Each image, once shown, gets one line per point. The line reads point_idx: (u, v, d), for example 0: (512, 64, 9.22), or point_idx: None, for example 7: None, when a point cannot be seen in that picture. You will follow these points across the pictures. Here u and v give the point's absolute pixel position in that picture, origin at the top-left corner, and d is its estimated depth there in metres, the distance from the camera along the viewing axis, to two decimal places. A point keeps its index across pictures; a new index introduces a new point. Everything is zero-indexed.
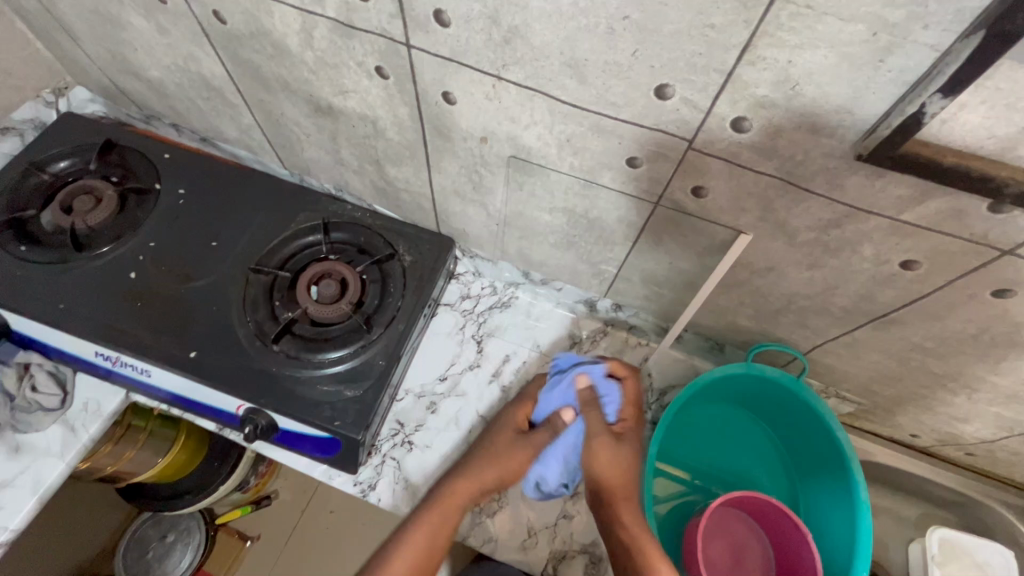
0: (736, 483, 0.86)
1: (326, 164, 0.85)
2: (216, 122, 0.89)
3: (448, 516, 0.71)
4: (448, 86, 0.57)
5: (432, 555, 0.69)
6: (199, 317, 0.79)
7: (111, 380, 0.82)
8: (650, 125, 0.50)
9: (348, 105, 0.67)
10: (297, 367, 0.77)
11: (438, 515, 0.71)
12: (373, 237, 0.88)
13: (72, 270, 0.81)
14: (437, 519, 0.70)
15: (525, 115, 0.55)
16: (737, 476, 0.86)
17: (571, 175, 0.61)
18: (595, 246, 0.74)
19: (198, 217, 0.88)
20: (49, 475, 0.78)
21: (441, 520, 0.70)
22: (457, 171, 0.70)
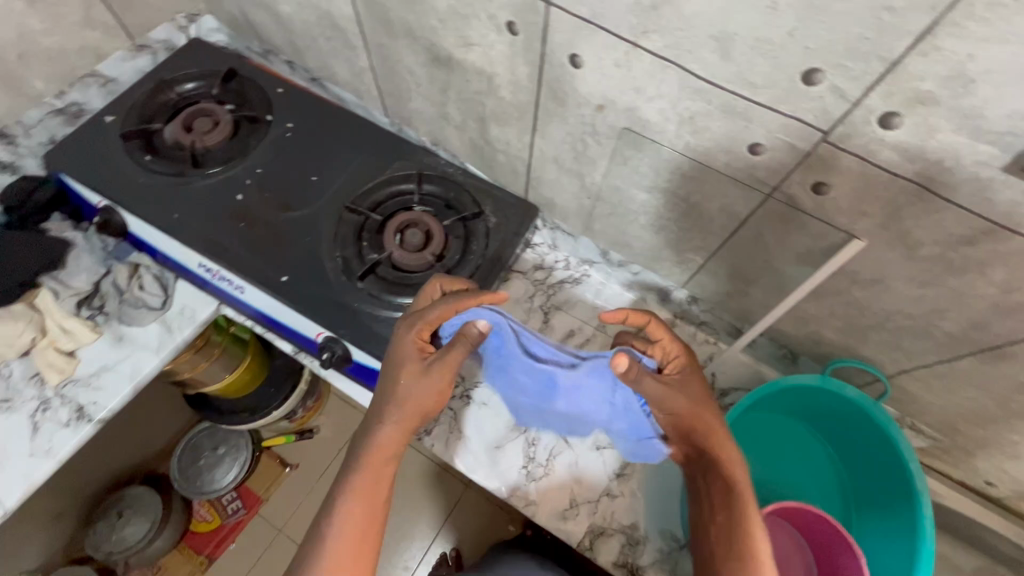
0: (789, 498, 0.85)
1: (429, 116, 0.87)
2: (331, 63, 0.92)
3: (375, 494, 0.61)
4: (577, 49, 0.57)
5: (367, 543, 0.59)
6: (293, 245, 0.84)
7: (207, 291, 0.89)
8: (787, 111, 0.48)
9: (468, 58, 0.68)
10: (376, 306, 0.80)
11: (372, 491, 0.61)
12: (462, 194, 0.89)
13: (187, 185, 0.87)
14: (364, 500, 0.60)
15: (652, 87, 0.55)
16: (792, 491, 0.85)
17: (684, 155, 0.60)
18: (687, 233, 0.72)
19: (302, 151, 0.92)
20: (146, 366, 0.86)
21: (365, 497, 0.60)
22: (561, 137, 0.71)
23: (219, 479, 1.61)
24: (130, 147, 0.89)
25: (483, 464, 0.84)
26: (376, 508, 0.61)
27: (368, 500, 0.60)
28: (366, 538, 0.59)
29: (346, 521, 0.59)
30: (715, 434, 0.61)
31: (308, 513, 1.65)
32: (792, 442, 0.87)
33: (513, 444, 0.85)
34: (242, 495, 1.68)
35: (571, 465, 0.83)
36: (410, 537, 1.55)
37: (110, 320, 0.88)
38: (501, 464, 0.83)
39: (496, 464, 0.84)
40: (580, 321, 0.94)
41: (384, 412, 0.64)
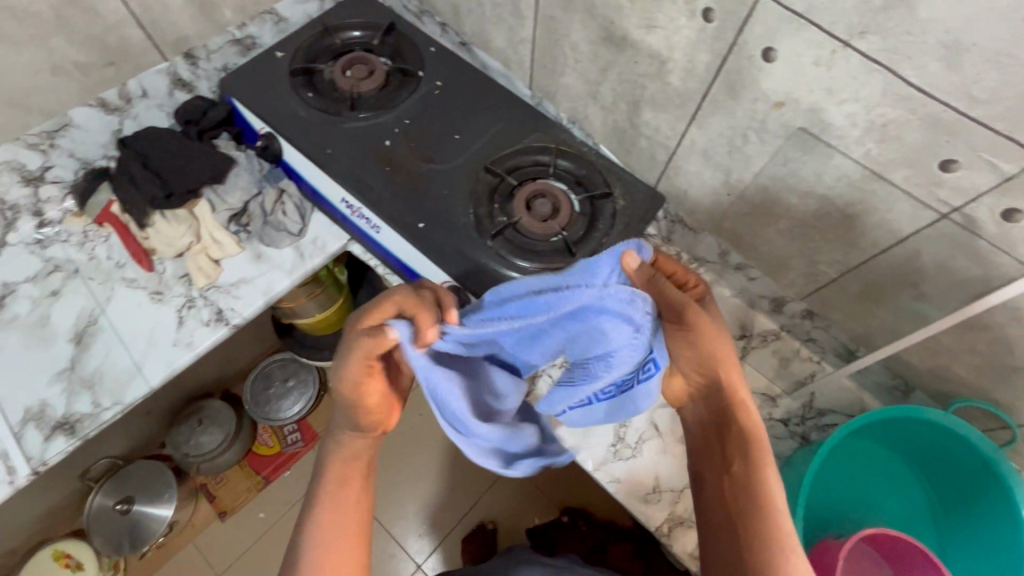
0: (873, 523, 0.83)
1: (576, 93, 0.90)
2: (489, 30, 0.96)
3: (353, 498, 0.64)
4: (775, 43, 0.58)
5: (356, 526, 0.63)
6: (432, 195, 0.88)
7: (342, 226, 0.95)
8: (1002, 128, 0.48)
9: (647, 40, 0.70)
10: (502, 266, 0.84)
11: (352, 495, 0.64)
12: (594, 173, 0.91)
13: (341, 124, 0.93)
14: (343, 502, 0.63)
15: (850, 90, 0.55)
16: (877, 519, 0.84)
17: (859, 164, 0.60)
18: (830, 245, 0.72)
19: (447, 109, 0.96)
20: (278, 285, 0.93)
21: (341, 501, 0.63)
22: (721, 130, 0.72)
23: (285, 410, 1.68)
24: (295, 82, 0.96)
25: (572, 435, 0.86)
26: (353, 511, 0.64)
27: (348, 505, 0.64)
28: (347, 540, 0.62)
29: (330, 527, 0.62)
30: (722, 369, 0.60)
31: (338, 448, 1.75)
32: (883, 473, 0.85)
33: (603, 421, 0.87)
34: (301, 428, 1.74)
35: (659, 452, 0.85)
36: (453, 499, 1.60)
37: (252, 238, 0.95)
38: (591, 439, 0.86)
39: (585, 437, 0.86)
40: None
41: (341, 423, 0.65)
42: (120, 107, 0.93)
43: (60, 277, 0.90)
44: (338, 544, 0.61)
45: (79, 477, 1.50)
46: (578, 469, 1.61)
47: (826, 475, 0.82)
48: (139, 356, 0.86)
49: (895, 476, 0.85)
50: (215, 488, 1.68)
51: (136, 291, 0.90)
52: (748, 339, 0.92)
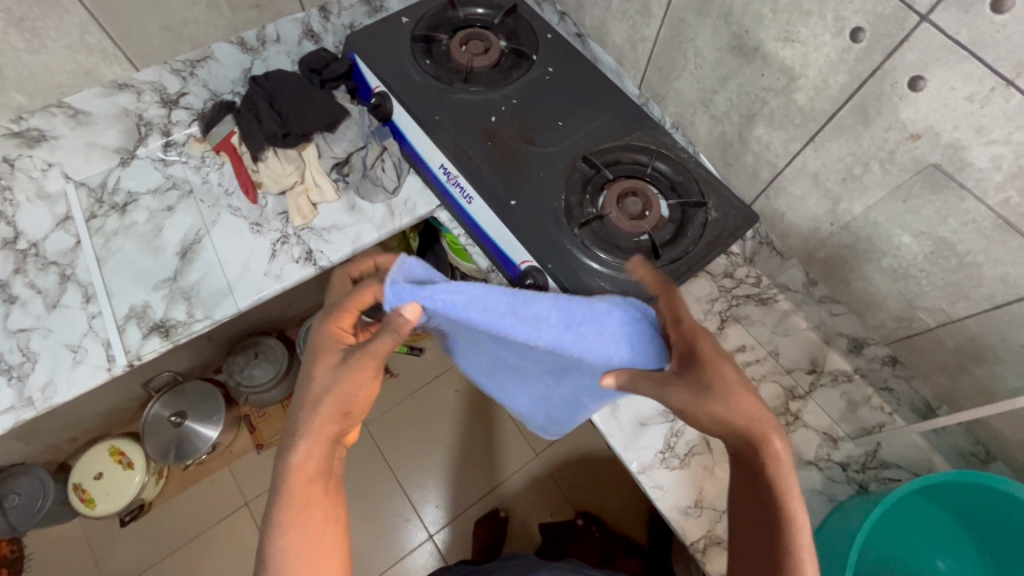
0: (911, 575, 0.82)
1: (687, 99, 0.90)
2: (610, 24, 0.97)
3: (320, 512, 0.55)
4: (928, 72, 0.56)
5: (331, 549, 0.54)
6: (528, 176, 0.90)
7: (435, 191, 0.99)
8: None
9: (781, 54, 0.70)
10: (585, 255, 0.85)
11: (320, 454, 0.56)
12: (690, 181, 0.91)
13: (451, 94, 0.96)
14: (313, 503, 0.55)
15: (1001, 130, 0.53)
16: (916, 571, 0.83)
17: (993, 212, 0.58)
18: (935, 291, 0.70)
19: (554, 95, 0.98)
20: (367, 237, 0.98)
21: (308, 510, 0.54)
22: (840, 155, 0.70)
23: None
24: (414, 47, 1.00)
25: (623, 434, 0.86)
26: (326, 522, 0.56)
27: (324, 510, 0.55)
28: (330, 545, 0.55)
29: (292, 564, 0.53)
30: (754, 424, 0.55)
31: None
32: (942, 538, 0.81)
33: (656, 426, 0.87)
34: None
35: (706, 467, 0.84)
36: (473, 479, 1.61)
37: (348, 188, 1.01)
38: (640, 442, 0.86)
39: (634, 439, 0.86)
40: (754, 341, 0.93)
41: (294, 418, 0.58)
42: (255, 48, 1.00)
43: (175, 194, 0.98)
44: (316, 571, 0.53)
45: (143, 385, 1.62)
46: (603, 476, 1.60)
47: (877, 525, 0.79)
48: (232, 278, 0.92)
49: (947, 540, 0.80)
50: (257, 421, 1.76)
51: (237, 219, 0.97)
52: (817, 375, 0.90)
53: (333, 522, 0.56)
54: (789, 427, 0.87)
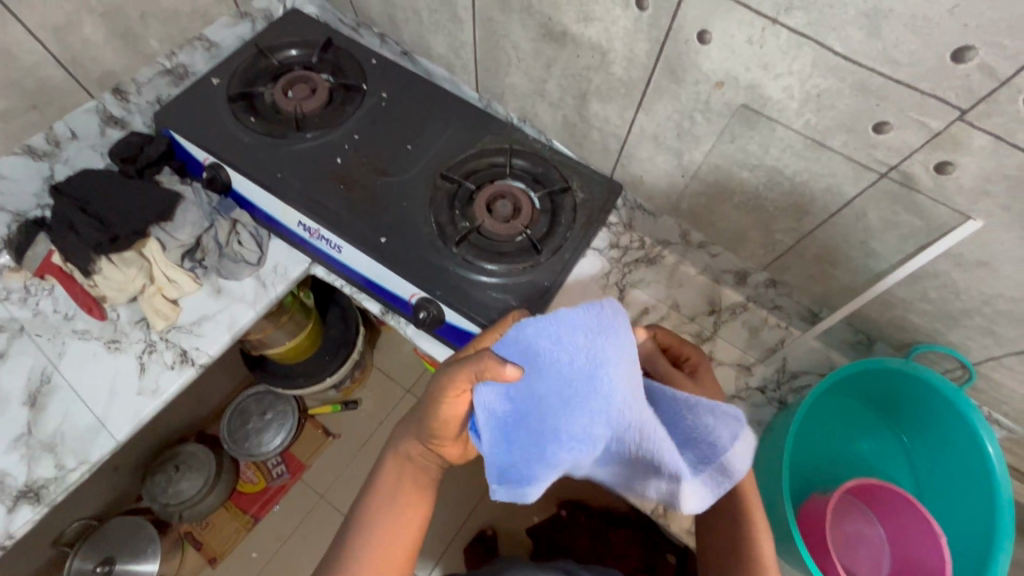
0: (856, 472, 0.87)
1: (523, 92, 0.90)
2: (429, 36, 0.95)
3: (403, 502, 0.69)
4: (709, 25, 0.59)
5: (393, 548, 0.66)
6: (391, 208, 0.87)
7: (302, 249, 0.93)
8: (925, 89, 0.50)
9: (585, 33, 0.71)
10: (469, 271, 0.84)
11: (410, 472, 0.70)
12: (550, 169, 0.92)
13: (289, 146, 0.91)
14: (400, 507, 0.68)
15: (783, 64, 0.57)
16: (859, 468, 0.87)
17: (800, 133, 0.62)
18: (782, 213, 0.75)
19: (396, 120, 0.95)
20: (242, 318, 0.90)
21: (397, 490, 0.69)
22: (668, 114, 0.73)
23: (267, 443, 1.63)
24: (235, 107, 0.93)
25: None
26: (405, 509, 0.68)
27: (405, 500, 0.69)
28: (398, 543, 0.67)
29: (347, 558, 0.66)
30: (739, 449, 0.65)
31: (330, 475, 1.71)
32: (867, 428, 0.87)
33: None
34: (285, 460, 1.71)
35: None
36: (449, 511, 1.57)
37: (209, 273, 0.92)
38: None
39: None
40: (654, 300, 0.96)
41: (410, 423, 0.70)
42: (49, 152, 0.92)
43: (3, 338, 0.85)
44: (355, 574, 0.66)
45: (52, 544, 1.43)
46: None
47: (810, 427, 0.85)
48: (101, 411, 0.82)
49: (872, 428, 0.87)
50: (201, 534, 1.60)
51: (87, 343, 0.86)
52: (718, 314, 0.95)
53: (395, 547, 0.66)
54: None
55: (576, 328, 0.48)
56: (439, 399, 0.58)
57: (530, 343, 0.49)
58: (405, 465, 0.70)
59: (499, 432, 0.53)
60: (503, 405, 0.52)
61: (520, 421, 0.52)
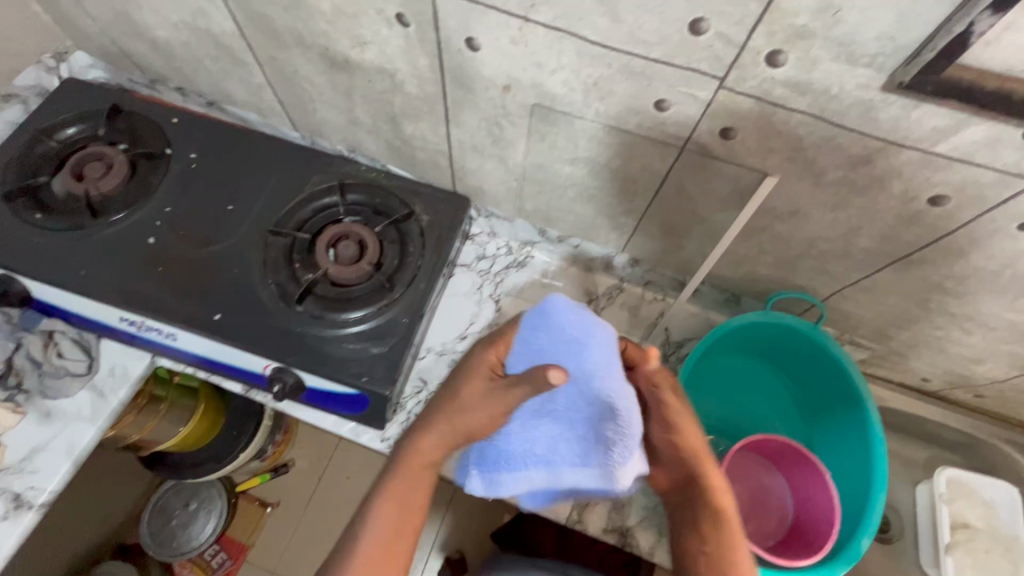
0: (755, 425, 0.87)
1: (339, 124, 0.84)
2: (224, 84, 0.86)
3: (410, 504, 0.60)
4: (472, 31, 0.55)
5: (395, 546, 0.59)
6: (222, 280, 0.79)
7: (136, 345, 0.83)
8: (682, 63, 0.49)
9: (365, 58, 0.66)
10: (321, 327, 0.77)
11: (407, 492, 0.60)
12: (389, 197, 0.86)
13: (89, 236, 0.81)
14: (405, 513, 0.60)
15: (552, 59, 0.54)
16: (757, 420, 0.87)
17: (596, 122, 0.61)
18: (616, 199, 0.73)
19: (211, 181, 0.86)
20: (82, 438, 0.79)
21: (416, 487, 0.60)
22: (476, 123, 0.70)
23: (198, 535, 1.47)
24: (15, 207, 0.81)
25: None
26: (406, 516, 0.60)
27: (410, 501, 0.60)
28: (396, 547, 0.59)
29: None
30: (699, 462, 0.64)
31: (278, 547, 1.55)
32: (756, 377, 0.88)
33: None
34: (227, 545, 1.54)
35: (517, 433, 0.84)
36: None
37: (33, 397, 0.81)
38: None
39: None
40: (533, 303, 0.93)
41: (433, 419, 0.62)
42: None
43: None
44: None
45: None
46: None
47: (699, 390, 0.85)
48: None
49: (759, 378, 0.87)
50: None
51: None
52: (596, 302, 0.93)
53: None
54: None
55: (592, 338, 0.59)
56: (469, 411, 0.61)
57: (564, 337, 0.60)
58: (416, 475, 0.61)
59: (498, 450, 0.64)
60: (523, 428, 0.63)
61: (525, 428, 0.63)
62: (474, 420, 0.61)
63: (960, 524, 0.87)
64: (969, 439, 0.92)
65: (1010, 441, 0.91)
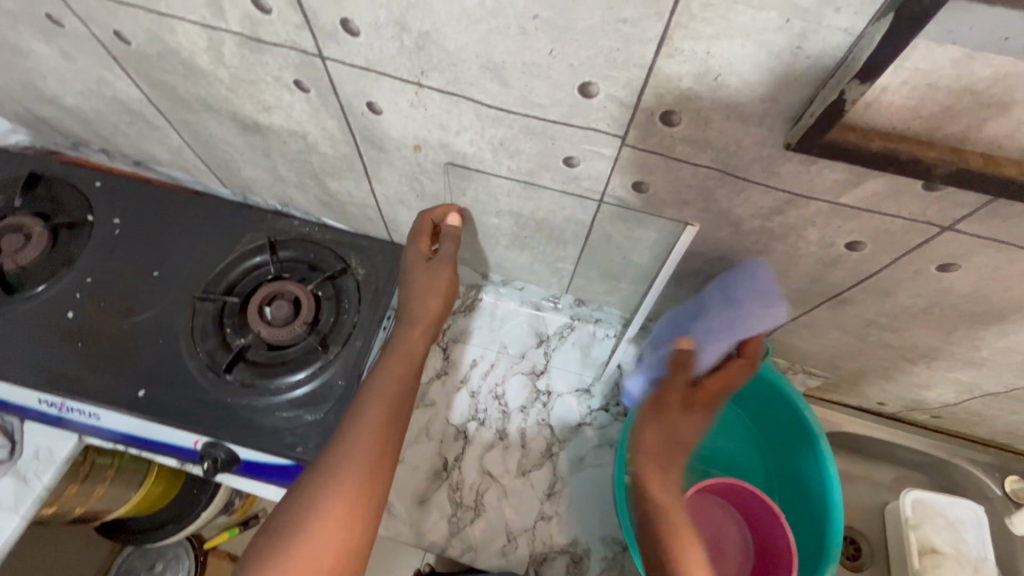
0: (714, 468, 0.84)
1: (266, 181, 0.81)
2: (145, 146, 0.83)
3: (385, 426, 0.61)
4: (371, 96, 0.53)
5: (380, 463, 0.58)
6: (148, 352, 0.76)
7: (61, 425, 0.78)
8: (581, 123, 0.47)
9: (275, 121, 0.63)
10: (253, 396, 0.74)
11: (385, 417, 0.61)
12: (324, 252, 0.84)
13: (4, 315, 0.77)
14: (376, 429, 0.60)
15: (454, 121, 0.53)
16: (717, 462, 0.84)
17: (512, 178, 0.59)
18: (549, 246, 0.72)
19: (137, 247, 0.83)
20: (4, 530, 0.74)
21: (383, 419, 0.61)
22: (397, 180, 0.67)
23: None
24: None
25: (412, 524, 0.80)
26: (383, 444, 0.60)
27: (381, 416, 0.61)
28: (376, 467, 0.58)
29: (305, 538, 0.52)
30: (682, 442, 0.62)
31: None
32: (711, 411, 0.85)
33: (436, 494, 0.82)
34: None
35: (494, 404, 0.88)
36: None
37: None
38: (429, 521, 0.80)
39: (423, 524, 0.80)
40: (481, 349, 0.91)
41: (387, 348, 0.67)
42: None
43: None
44: (307, 563, 0.51)
45: None
46: None
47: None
48: None
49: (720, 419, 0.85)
50: None
51: None
52: (546, 342, 0.91)
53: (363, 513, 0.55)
54: (547, 407, 0.87)
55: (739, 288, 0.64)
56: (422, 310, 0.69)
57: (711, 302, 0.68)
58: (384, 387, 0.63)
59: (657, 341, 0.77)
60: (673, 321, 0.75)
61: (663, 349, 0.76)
62: (415, 352, 0.68)
63: (926, 548, 0.85)
64: (930, 459, 0.91)
65: (972, 459, 0.90)
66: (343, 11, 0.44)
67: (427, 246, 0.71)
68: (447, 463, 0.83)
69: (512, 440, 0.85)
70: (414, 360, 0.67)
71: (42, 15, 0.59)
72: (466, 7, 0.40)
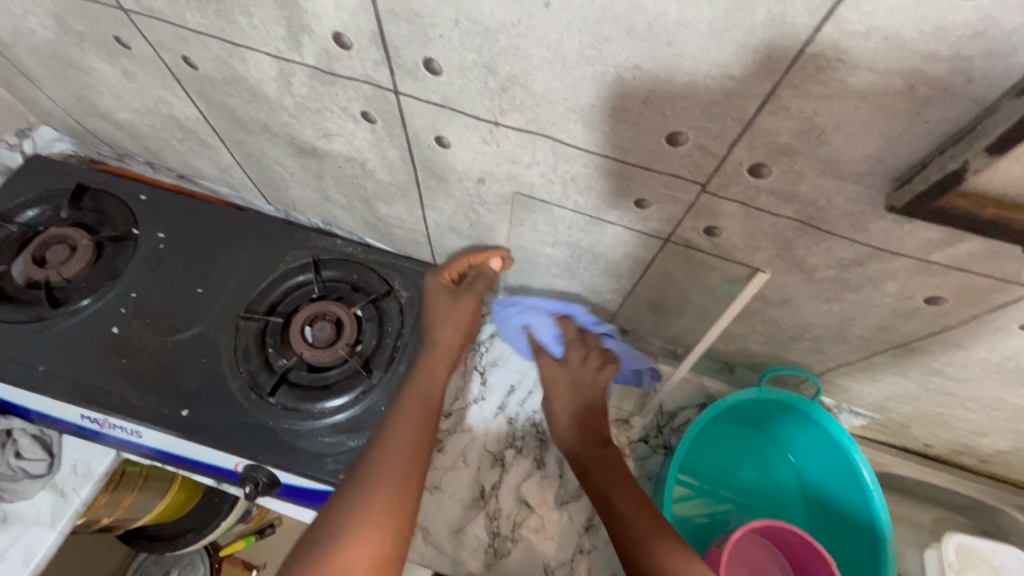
0: (759, 502, 0.80)
1: (313, 200, 0.80)
2: (193, 161, 0.83)
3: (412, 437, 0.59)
4: (442, 131, 0.53)
5: (409, 475, 0.55)
6: (191, 371, 0.75)
7: (99, 440, 0.78)
8: (661, 168, 0.46)
9: (333, 147, 0.63)
10: (296, 420, 0.73)
11: (416, 426, 0.60)
12: (367, 273, 0.83)
13: (49, 328, 0.77)
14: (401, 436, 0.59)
15: (527, 156, 0.52)
16: (760, 495, 0.81)
17: (577, 212, 0.58)
18: (600, 278, 0.70)
19: (181, 262, 0.83)
20: (40, 545, 0.73)
21: (410, 428, 0.60)
22: (452, 209, 0.67)
23: None
24: None
25: (447, 552, 0.79)
26: (412, 452, 0.57)
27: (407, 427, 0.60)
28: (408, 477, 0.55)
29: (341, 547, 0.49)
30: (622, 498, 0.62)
31: None
32: (751, 447, 0.83)
33: (474, 522, 0.81)
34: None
35: (534, 429, 0.86)
36: None
37: None
38: (464, 548, 0.79)
39: (459, 552, 0.79)
40: (518, 374, 0.90)
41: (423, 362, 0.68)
42: None
43: None
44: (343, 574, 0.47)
45: None
46: None
47: (693, 458, 0.80)
48: None
49: (757, 448, 0.83)
50: None
51: None
52: None
53: (396, 527, 0.52)
54: None
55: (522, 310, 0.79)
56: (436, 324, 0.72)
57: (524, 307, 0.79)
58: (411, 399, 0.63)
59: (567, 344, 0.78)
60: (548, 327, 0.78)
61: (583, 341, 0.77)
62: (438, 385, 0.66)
63: None
64: (974, 505, 0.89)
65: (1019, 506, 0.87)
66: (429, 51, 0.44)
67: (450, 277, 0.75)
68: (484, 491, 0.82)
69: (550, 469, 0.84)
70: (437, 391, 0.65)
71: (111, 36, 0.59)
72: (563, 54, 0.39)
